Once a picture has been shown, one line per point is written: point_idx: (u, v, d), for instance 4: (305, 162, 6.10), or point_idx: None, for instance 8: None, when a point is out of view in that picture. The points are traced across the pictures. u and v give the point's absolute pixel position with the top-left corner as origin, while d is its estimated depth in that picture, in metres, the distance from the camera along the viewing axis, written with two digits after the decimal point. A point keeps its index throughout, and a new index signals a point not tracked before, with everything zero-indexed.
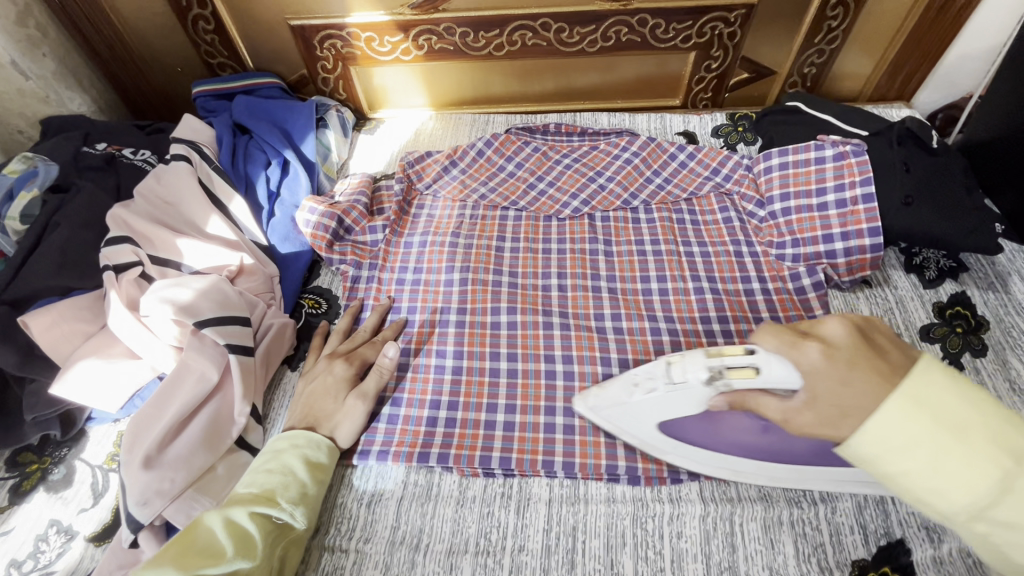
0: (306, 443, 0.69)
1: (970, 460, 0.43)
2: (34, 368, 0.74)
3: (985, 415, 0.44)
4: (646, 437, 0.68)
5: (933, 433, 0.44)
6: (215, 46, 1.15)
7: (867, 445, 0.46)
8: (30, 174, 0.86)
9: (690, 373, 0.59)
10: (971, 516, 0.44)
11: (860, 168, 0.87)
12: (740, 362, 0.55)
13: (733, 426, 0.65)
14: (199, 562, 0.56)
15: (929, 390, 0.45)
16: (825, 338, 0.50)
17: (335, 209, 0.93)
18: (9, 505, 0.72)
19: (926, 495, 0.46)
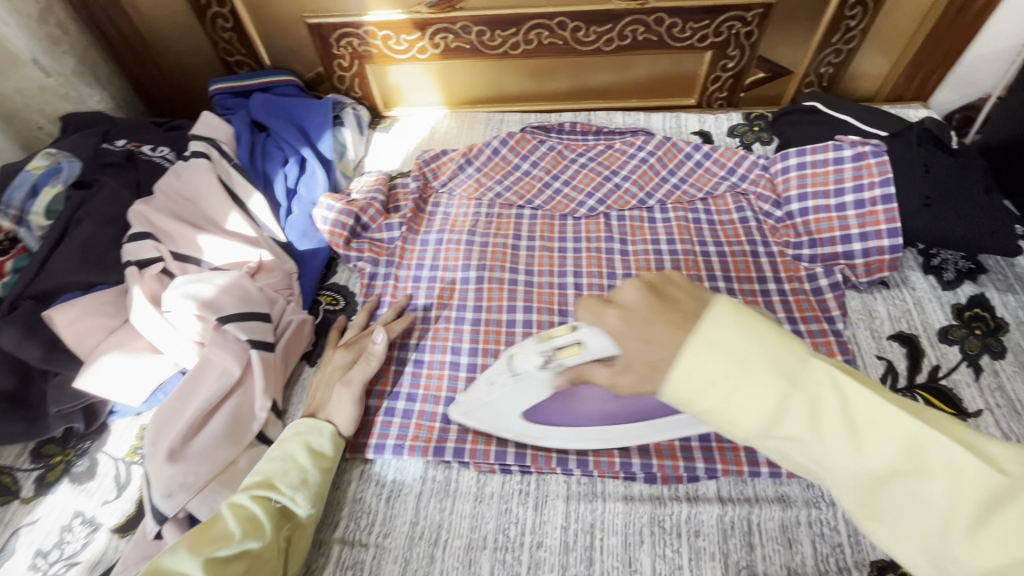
0: (307, 429, 0.69)
1: (754, 387, 0.41)
2: (59, 362, 0.76)
3: (762, 340, 0.42)
4: (517, 427, 0.71)
5: (724, 369, 0.41)
6: (233, 44, 1.16)
7: (674, 395, 0.43)
8: (54, 171, 0.86)
9: (529, 362, 0.68)
10: (762, 438, 0.42)
11: (879, 169, 0.86)
12: (565, 342, 0.63)
13: (588, 398, 0.70)
14: (210, 546, 0.56)
15: (718, 329, 0.42)
16: (620, 302, 0.49)
17: (352, 206, 0.94)
18: (35, 496, 0.73)
19: (725, 427, 0.43)
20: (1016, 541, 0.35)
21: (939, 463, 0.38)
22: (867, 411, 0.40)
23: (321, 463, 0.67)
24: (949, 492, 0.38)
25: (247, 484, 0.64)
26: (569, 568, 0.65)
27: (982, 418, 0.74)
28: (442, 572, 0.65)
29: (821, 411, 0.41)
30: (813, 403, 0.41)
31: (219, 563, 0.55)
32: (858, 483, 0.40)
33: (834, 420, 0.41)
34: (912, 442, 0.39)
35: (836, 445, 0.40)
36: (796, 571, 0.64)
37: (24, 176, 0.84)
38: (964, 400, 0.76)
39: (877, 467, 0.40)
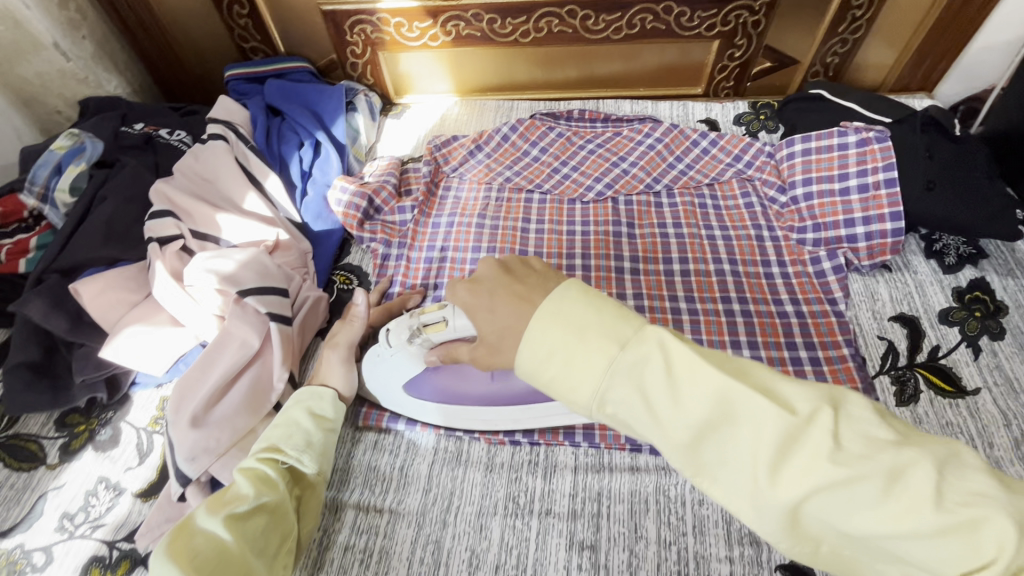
0: (307, 396, 0.71)
1: (586, 354, 0.41)
2: (84, 333, 0.78)
3: (594, 309, 0.43)
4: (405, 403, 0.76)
5: (565, 338, 0.42)
6: (248, 31, 1.18)
7: (527, 363, 0.44)
8: (78, 150, 0.90)
9: (400, 337, 0.71)
10: (599, 404, 0.42)
11: (883, 154, 0.88)
12: (432, 319, 0.68)
13: (466, 376, 0.74)
14: (227, 505, 0.59)
15: (561, 302, 0.44)
16: (474, 278, 0.55)
17: (365, 189, 0.96)
18: (60, 462, 0.76)
19: (568, 398, 0.43)
20: (809, 472, 0.37)
21: (744, 412, 0.39)
22: (683, 368, 0.40)
23: (321, 425, 0.69)
24: (753, 437, 0.38)
25: (254, 450, 0.66)
26: (576, 533, 0.67)
27: (979, 396, 0.76)
28: (453, 536, 0.67)
29: (644, 373, 0.41)
30: (641, 365, 0.41)
31: (239, 519, 0.57)
32: (683, 440, 0.40)
33: (655, 380, 0.41)
34: (723, 394, 0.39)
35: (660, 405, 0.40)
36: None
37: (49, 155, 0.88)
38: (963, 378, 0.78)
39: (694, 422, 0.40)
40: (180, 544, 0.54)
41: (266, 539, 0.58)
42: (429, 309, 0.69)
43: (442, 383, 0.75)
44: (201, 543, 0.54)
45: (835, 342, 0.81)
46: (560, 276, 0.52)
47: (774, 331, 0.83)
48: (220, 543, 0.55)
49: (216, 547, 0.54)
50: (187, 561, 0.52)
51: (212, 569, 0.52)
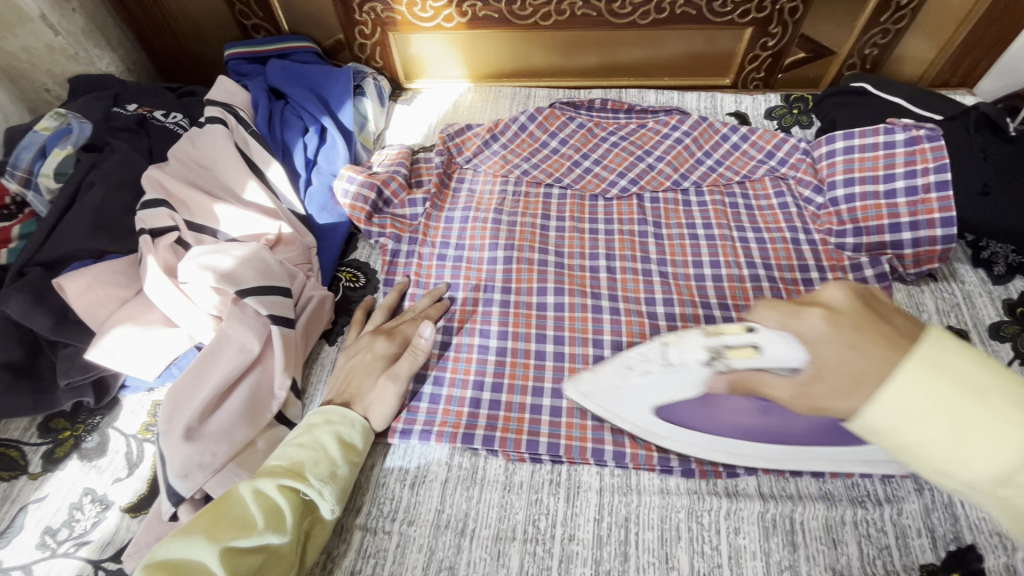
0: (340, 420, 0.66)
1: (1000, 423, 0.37)
2: (68, 333, 0.72)
3: (997, 374, 0.39)
4: (641, 420, 0.65)
5: (953, 400, 0.38)
6: (250, 7, 1.10)
7: (883, 416, 0.40)
8: (65, 131, 0.83)
9: (688, 354, 0.55)
10: (996, 486, 0.38)
11: (934, 154, 0.81)
12: (739, 341, 0.50)
13: (732, 409, 0.64)
14: (230, 533, 0.53)
15: (939, 351, 0.39)
16: (828, 303, 0.45)
17: (374, 179, 0.89)
18: (42, 472, 0.70)
19: (944, 467, 0.39)
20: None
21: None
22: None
23: (347, 454, 0.64)
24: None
25: (272, 468, 0.60)
26: (603, 562, 0.62)
27: None
28: (469, 563, 0.62)
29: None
30: None
31: (240, 554, 0.53)
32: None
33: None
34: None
35: None
36: (841, 573, 0.61)
37: (33, 136, 0.82)
38: None
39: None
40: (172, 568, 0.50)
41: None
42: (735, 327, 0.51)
43: (697, 408, 0.64)
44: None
45: None
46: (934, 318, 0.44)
47: None
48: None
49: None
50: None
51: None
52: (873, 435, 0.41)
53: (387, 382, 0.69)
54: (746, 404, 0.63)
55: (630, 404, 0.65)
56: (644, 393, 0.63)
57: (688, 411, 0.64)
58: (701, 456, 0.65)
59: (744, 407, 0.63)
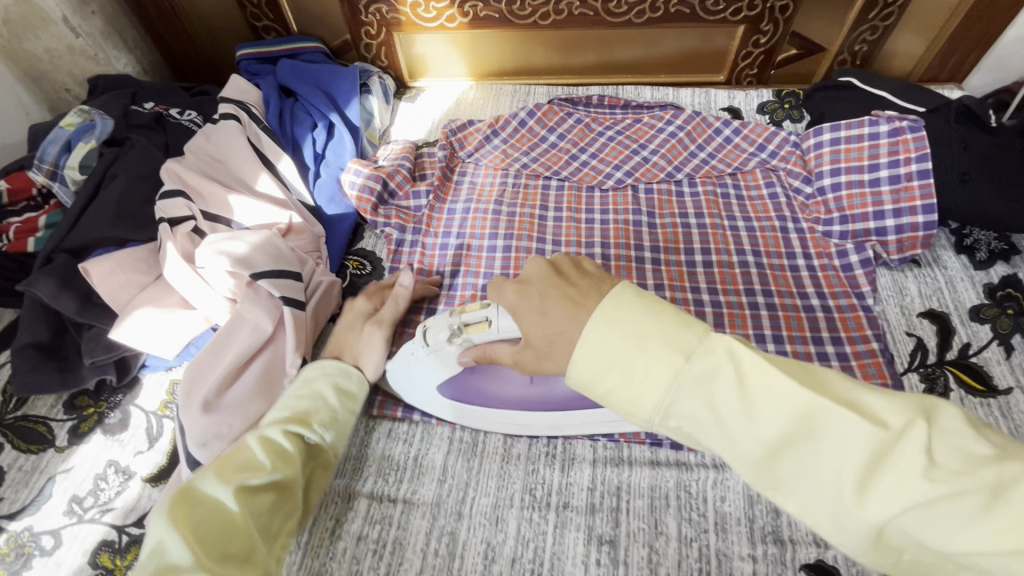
0: (336, 371, 0.69)
1: (648, 366, 0.44)
2: (94, 315, 0.76)
3: (655, 319, 0.45)
4: (441, 406, 0.73)
5: (618, 351, 0.45)
6: (261, 9, 1.15)
7: (582, 370, 0.46)
8: (88, 127, 0.87)
9: (439, 336, 0.65)
10: (663, 416, 0.44)
11: (916, 144, 0.85)
12: (474, 318, 0.63)
13: (503, 381, 0.69)
14: (241, 474, 0.56)
15: (619, 307, 0.46)
16: (524, 279, 0.57)
17: (380, 172, 0.94)
18: (68, 445, 0.74)
19: (627, 409, 0.45)
20: (896, 496, 0.37)
21: (829, 428, 0.39)
22: (757, 380, 0.42)
23: (345, 405, 0.68)
24: (838, 452, 0.39)
25: (276, 418, 0.63)
26: (595, 528, 0.65)
27: (1012, 396, 0.74)
28: (469, 529, 0.66)
29: (713, 388, 0.43)
30: (705, 378, 0.43)
31: (250, 492, 0.55)
32: (757, 457, 0.42)
33: (725, 395, 0.42)
34: (803, 411, 0.40)
35: (734, 421, 0.42)
36: (821, 538, 0.64)
37: (58, 132, 0.85)
38: (995, 377, 0.76)
39: (769, 438, 0.41)
40: (186, 506, 0.52)
41: (268, 518, 0.56)
42: (472, 306, 0.64)
43: (478, 385, 0.70)
44: (206, 512, 0.52)
45: (863, 337, 0.78)
46: (614, 279, 0.53)
47: (800, 326, 0.80)
48: (227, 515, 0.53)
49: (222, 520, 0.52)
50: (189, 529, 0.50)
51: (213, 544, 0.50)
52: (584, 390, 0.48)
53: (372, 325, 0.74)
54: (513, 377, 0.69)
55: (423, 389, 0.71)
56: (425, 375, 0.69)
57: (466, 388, 0.70)
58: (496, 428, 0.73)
59: (510, 380, 0.69)
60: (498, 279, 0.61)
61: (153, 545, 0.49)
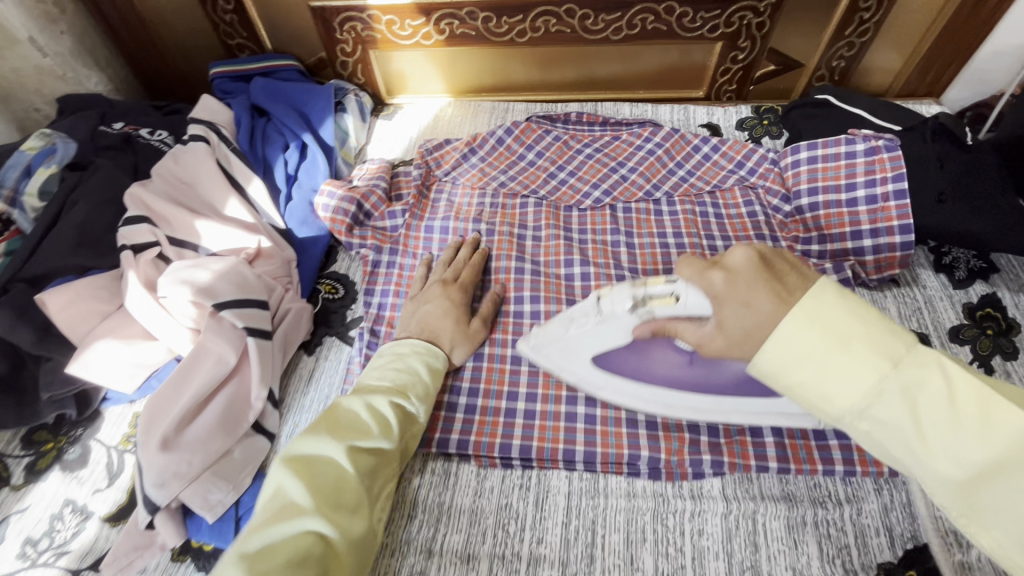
0: (426, 350, 0.69)
1: (854, 363, 0.45)
2: (51, 346, 0.74)
3: (871, 323, 0.46)
4: (583, 372, 0.71)
5: (823, 348, 0.46)
6: (234, 27, 1.14)
7: (775, 361, 0.47)
8: (49, 152, 0.85)
9: (617, 305, 0.63)
10: (857, 418, 0.46)
11: (892, 164, 0.84)
12: (659, 292, 0.60)
13: (662, 359, 0.68)
14: (350, 434, 0.57)
15: (820, 304, 0.47)
16: (725, 264, 0.54)
17: (354, 193, 0.91)
18: (25, 483, 0.72)
19: (817, 404, 0.47)
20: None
21: None
22: (971, 401, 0.42)
23: (434, 381, 0.68)
24: None
25: (376, 386, 0.63)
26: (569, 564, 0.64)
27: None
28: (440, 568, 0.63)
29: (920, 397, 0.44)
30: (911, 385, 0.44)
31: (360, 452, 0.57)
32: (958, 477, 0.42)
33: (932, 406, 0.43)
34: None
35: (936, 434, 0.43)
36: (801, 572, 0.62)
37: (17, 157, 0.83)
38: None
39: (978, 458, 0.41)
40: (304, 459, 0.54)
41: (374, 479, 0.57)
42: (656, 278, 0.61)
43: (631, 360, 0.69)
44: (324, 467, 0.54)
45: None
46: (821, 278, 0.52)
47: None
48: (339, 475, 0.54)
49: (337, 474, 0.54)
50: (309, 480, 0.52)
51: (329, 494, 0.52)
52: (768, 380, 0.49)
53: (479, 325, 0.78)
54: (672, 356, 0.67)
55: (569, 353, 0.70)
56: (582, 343, 0.68)
57: (618, 358, 0.69)
58: (637, 406, 0.70)
59: (664, 359, 0.68)
60: (691, 259, 0.58)
61: (273, 489, 0.52)
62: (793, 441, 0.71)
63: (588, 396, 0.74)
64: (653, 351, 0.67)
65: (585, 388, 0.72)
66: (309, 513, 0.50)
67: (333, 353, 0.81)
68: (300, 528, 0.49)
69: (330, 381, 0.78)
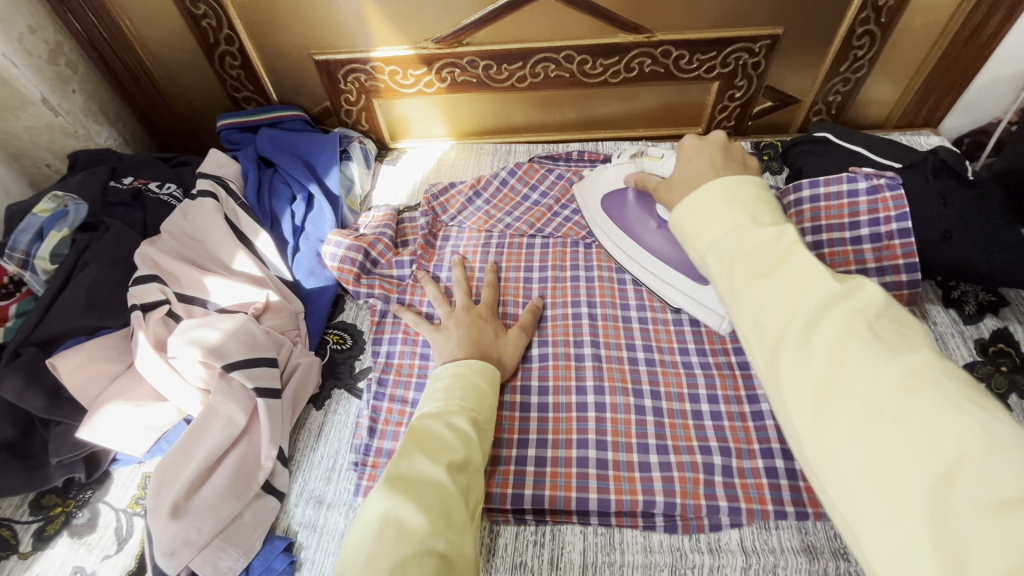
0: (481, 369, 0.69)
1: (725, 212, 0.50)
2: (61, 411, 0.74)
3: (760, 199, 0.51)
4: (592, 209, 0.93)
5: (716, 199, 0.51)
6: (240, 81, 1.17)
7: (682, 211, 0.53)
8: (60, 215, 0.86)
9: (627, 156, 0.89)
10: (708, 251, 0.50)
11: (895, 203, 0.84)
12: (654, 152, 0.85)
13: (643, 225, 0.87)
14: (442, 455, 0.55)
15: (737, 184, 0.52)
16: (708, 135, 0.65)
17: (361, 242, 0.92)
18: (32, 550, 0.71)
19: (691, 240, 0.52)
20: (834, 349, 0.40)
21: (811, 291, 0.43)
22: (788, 249, 0.46)
23: (494, 392, 0.68)
24: (807, 306, 0.42)
25: (446, 409, 0.62)
26: None
27: None
28: None
29: (754, 241, 0.47)
30: (755, 235, 0.47)
31: (455, 469, 0.55)
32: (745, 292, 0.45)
33: (755, 247, 0.47)
34: (812, 279, 0.43)
35: (753, 269, 0.46)
36: None
37: (30, 220, 0.84)
38: None
39: (769, 284, 0.44)
40: (405, 483, 0.52)
41: (471, 495, 0.55)
42: (656, 146, 0.86)
43: (629, 211, 0.89)
44: (427, 489, 0.52)
45: None
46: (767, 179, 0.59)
47: None
48: (444, 491, 0.52)
49: (441, 494, 0.52)
50: (416, 502, 0.50)
51: (439, 513, 0.50)
52: (673, 222, 0.55)
53: (518, 332, 0.81)
54: (652, 222, 0.86)
55: (592, 194, 0.94)
56: (601, 184, 0.93)
57: (618, 204, 0.91)
58: (611, 248, 0.90)
59: (648, 222, 0.86)
60: None
61: (379, 515, 0.49)
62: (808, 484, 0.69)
63: (598, 440, 0.73)
64: (644, 210, 0.87)
65: (590, 225, 0.94)
66: (428, 534, 0.48)
67: (342, 407, 0.81)
68: (421, 551, 0.46)
69: (340, 435, 0.78)
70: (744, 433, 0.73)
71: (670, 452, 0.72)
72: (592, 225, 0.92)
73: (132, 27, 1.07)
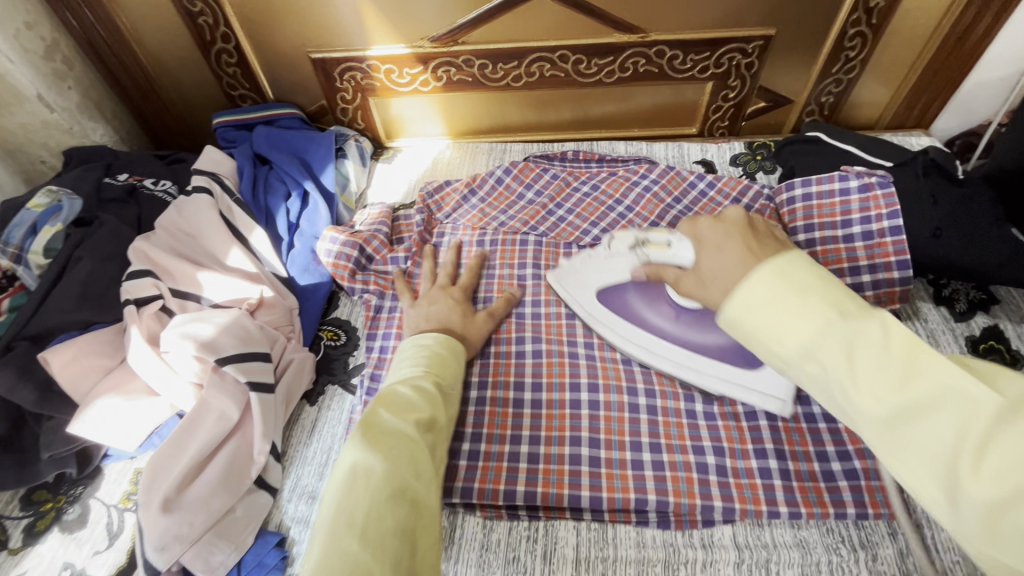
0: (439, 341, 0.70)
1: (803, 310, 0.43)
2: (53, 406, 0.74)
3: (827, 282, 0.45)
4: (590, 303, 0.83)
5: (779, 294, 0.44)
6: (237, 79, 1.17)
7: (737, 309, 0.46)
8: (55, 209, 0.86)
9: (623, 244, 0.77)
10: (801, 359, 0.43)
11: (886, 201, 0.85)
12: (657, 239, 0.73)
13: (657, 310, 0.80)
14: (406, 413, 0.56)
15: (791, 265, 0.46)
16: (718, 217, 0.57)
17: (356, 238, 0.92)
18: (23, 546, 0.70)
19: (768, 346, 0.45)
20: (1015, 473, 0.34)
21: (955, 401, 0.37)
22: (906, 348, 0.40)
23: (458, 360, 0.69)
24: (961, 421, 0.37)
25: (410, 374, 0.63)
26: None
27: None
28: None
29: (862, 347, 0.41)
30: (859, 338, 0.41)
31: (422, 427, 0.56)
32: (880, 417, 0.40)
33: (869, 356, 0.40)
34: (954, 386, 0.37)
35: (875, 381, 0.40)
36: None
37: (24, 215, 0.84)
38: None
39: (902, 398, 0.39)
40: (372, 435, 0.52)
41: (436, 453, 0.56)
42: (659, 230, 0.73)
43: (633, 302, 0.82)
44: (395, 441, 0.52)
45: None
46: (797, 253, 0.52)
47: None
48: (411, 443, 0.53)
49: (408, 446, 0.52)
50: (384, 452, 0.51)
51: (406, 463, 0.51)
52: (728, 325, 0.47)
53: (485, 317, 0.82)
54: (664, 307, 0.80)
55: (582, 284, 0.84)
56: (593, 271, 0.84)
57: (620, 298, 0.82)
58: (628, 346, 0.80)
59: (659, 308, 0.80)
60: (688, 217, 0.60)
61: (347, 466, 0.50)
62: (801, 483, 0.69)
63: (591, 437, 0.74)
64: (652, 298, 0.80)
65: (589, 322, 0.83)
66: (396, 479, 0.49)
67: (336, 403, 0.81)
68: (391, 494, 0.48)
69: (333, 430, 0.78)
70: (738, 432, 0.73)
71: (662, 450, 0.72)
72: (592, 320, 0.82)
73: (129, 24, 1.07)
